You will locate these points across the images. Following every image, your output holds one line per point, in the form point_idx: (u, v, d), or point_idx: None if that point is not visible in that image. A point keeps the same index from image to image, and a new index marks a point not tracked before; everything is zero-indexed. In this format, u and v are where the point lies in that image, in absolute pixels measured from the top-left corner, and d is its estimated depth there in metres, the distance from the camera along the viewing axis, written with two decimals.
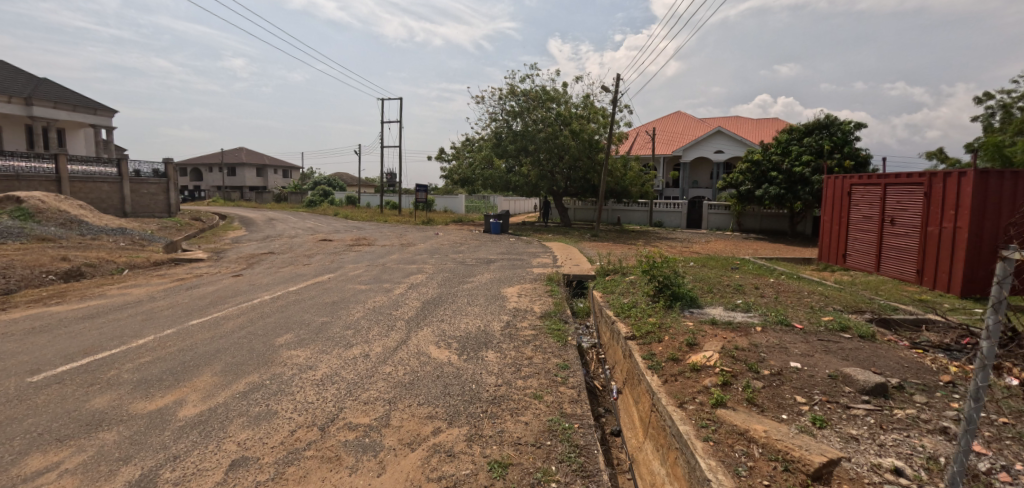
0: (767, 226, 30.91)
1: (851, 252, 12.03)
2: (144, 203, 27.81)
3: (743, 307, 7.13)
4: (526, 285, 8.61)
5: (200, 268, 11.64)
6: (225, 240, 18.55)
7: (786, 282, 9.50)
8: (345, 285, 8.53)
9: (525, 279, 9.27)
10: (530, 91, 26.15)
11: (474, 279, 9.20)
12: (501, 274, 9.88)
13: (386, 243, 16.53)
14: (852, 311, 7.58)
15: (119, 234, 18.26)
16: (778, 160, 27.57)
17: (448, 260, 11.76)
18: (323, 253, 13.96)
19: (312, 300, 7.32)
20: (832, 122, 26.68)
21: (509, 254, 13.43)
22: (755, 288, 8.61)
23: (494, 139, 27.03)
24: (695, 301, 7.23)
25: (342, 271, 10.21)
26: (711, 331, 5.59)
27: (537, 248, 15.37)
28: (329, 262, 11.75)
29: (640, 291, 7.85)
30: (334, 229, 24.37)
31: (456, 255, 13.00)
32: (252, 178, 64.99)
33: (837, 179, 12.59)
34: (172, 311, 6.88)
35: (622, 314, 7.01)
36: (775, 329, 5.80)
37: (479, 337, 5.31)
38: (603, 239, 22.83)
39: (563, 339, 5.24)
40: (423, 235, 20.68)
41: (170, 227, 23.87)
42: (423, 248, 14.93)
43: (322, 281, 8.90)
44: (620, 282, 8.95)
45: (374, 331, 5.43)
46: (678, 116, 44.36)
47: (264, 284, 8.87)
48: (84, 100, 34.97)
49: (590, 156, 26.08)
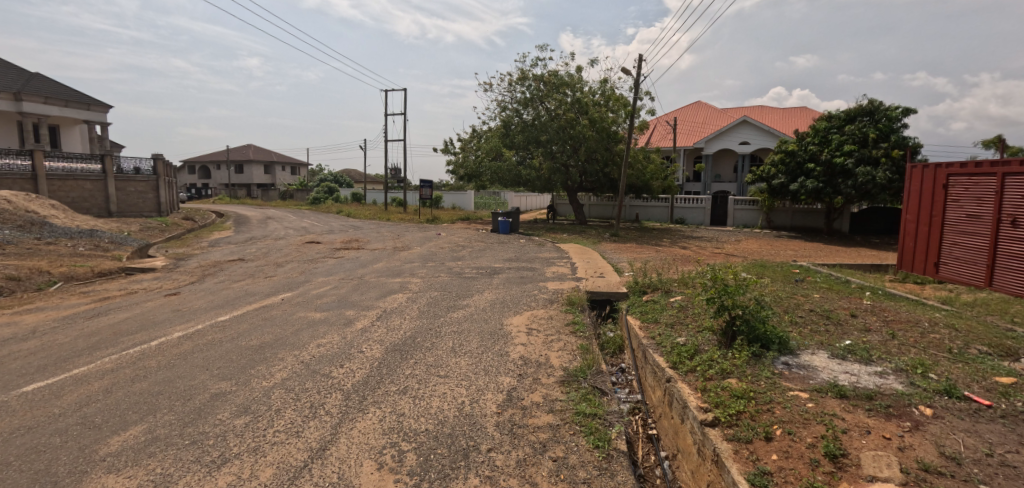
0: (799, 222, 28.30)
1: (946, 260, 9.60)
2: (131, 202, 26.07)
3: (860, 357, 4.87)
4: (538, 310, 6.35)
5: (142, 282, 9.54)
6: (202, 244, 16.58)
7: (886, 304, 7.12)
8: (296, 312, 6.35)
9: (537, 299, 7.01)
10: (543, 76, 23.85)
11: (471, 298, 6.98)
12: (507, 290, 7.65)
13: (377, 247, 14.40)
14: (1012, 358, 5.20)
15: (85, 237, 16.44)
16: (817, 150, 24.76)
17: (444, 271, 9.57)
18: (301, 259, 11.85)
19: (235, 340, 5.14)
20: (878, 107, 23.93)
21: (518, 261, 11.18)
22: (852, 318, 6.29)
23: (503, 129, 24.80)
24: (785, 346, 4.97)
25: (306, 288, 8.02)
26: (853, 420, 3.34)
27: (553, 252, 13.09)
28: (300, 274, 9.61)
29: (697, 325, 5.63)
30: (329, 229, 22.24)
31: (455, 262, 10.78)
32: (260, 175, 63.51)
33: (925, 168, 10.14)
34: (27, 361, 4.78)
35: (682, 363, 4.74)
36: (952, 414, 3.51)
37: (455, 433, 3.09)
38: (625, 239, 20.44)
39: (604, 442, 3.00)
40: (423, 235, 18.51)
41: (153, 228, 22.02)
42: (420, 252, 12.72)
43: (271, 305, 6.74)
44: (665, 307, 6.69)
45: (281, 420, 3.23)
46: (697, 107, 41.64)
47: (194, 310, 6.71)
48: (76, 95, 33.39)
49: (608, 147, 23.73)
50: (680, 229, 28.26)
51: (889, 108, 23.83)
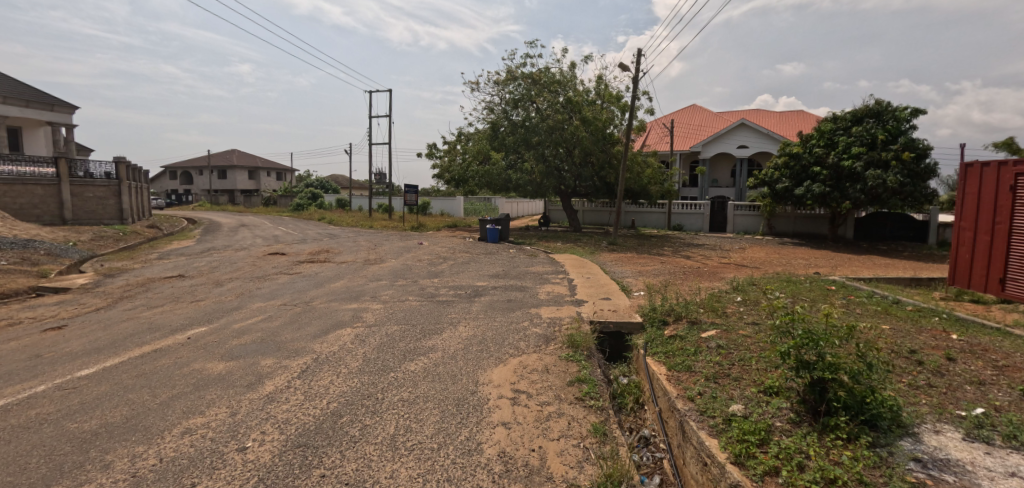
0: (802, 229, 26.85)
1: (1013, 275, 8.07)
2: (89, 208, 23.99)
3: (1016, 441, 3.19)
4: (527, 355, 4.61)
5: (38, 308, 7.69)
6: (150, 256, 14.67)
7: (982, 339, 5.45)
8: (192, 362, 4.57)
9: (526, 338, 5.26)
10: (533, 74, 22.27)
11: (439, 336, 5.21)
12: (489, 322, 5.92)
13: (346, 259, 12.62)
14: None
15: (17, 247, 14.37)
16: (823, 153, 23.34)
17: (413, 293, 7.80)
18: (250, 275, 10.00)
19: (62, 422, 3.38)
20: (885, 107, 22.57)
21: (505, 278, 9.46)
22: (953, 366, 4.62)
23: (491, 130, 23.20)
24: (897, 422, 3.32)
25: (230, 319, 6.24)
26: None
27: (546, 266, 11.40)
28: (236, 296, 7.80)
29: (758, 383, 3.97)
30: (301, 238, 20.37)
31: (431, 280, 9.03)
32: (244, 181, 61.13)
33: (986, 166, 8.61)
34: None
35: (752, 458, 3.04)
36: None
37: None
38: (623, 247, 18.80)
39: None
40: (402, 244, 16.73)
41: (107, 237, 19.96)
42: (392, 267, 10.95)
43: (167, 350, 4.98)
44: (697, 350, 4.98)
45: None
46: (693, 109, 40.30)
47: (58, 357, 4.91)
48: (39, 95, 31.06)
49: (605, 149, 22.11)
50: (679, 236, 26.71)
51: (897, 109, 22.46)
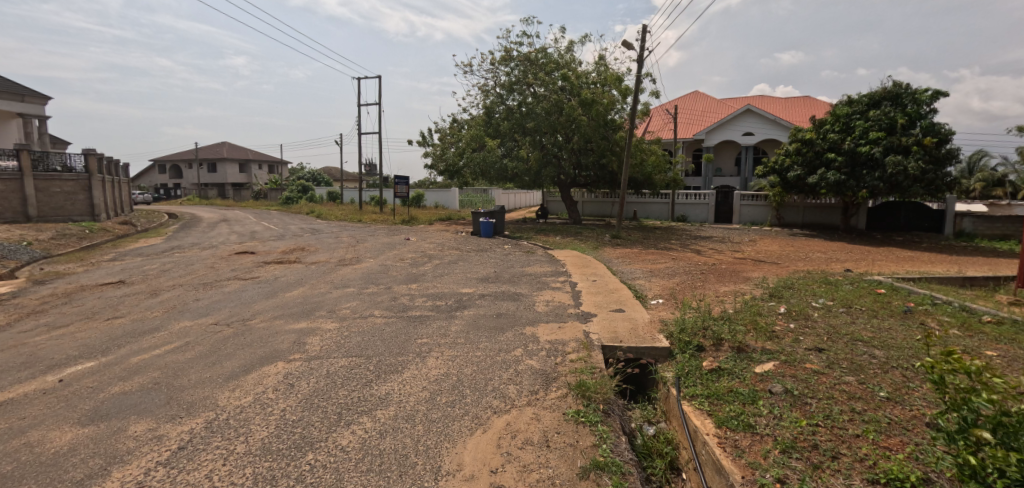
0: (811, 219, 25.47)
1: None
2: (56, 204, 22.33)
3: None
4: (518, 414, 3.20)
5: None
6: (105, 257, 13.15)
7: None
8: (32, 428, 3.16)
9: (519, 377, 3.84)
10: (530, 56, 20.68)
11: (399, 377, 3.81)
12: (469, 350, 4.48)
13: (319, 259, 11.19)
14: None
15: None
16: (838, 139, 21.76)
17: (382, 305, 6.37)
18: (199, 281, 8.53)
19: None
20: (904, 89, 20.98)
21: (496, 282, 8.03)
22: None
23: (485, 116, 21.65)
24: None
25: (136, 347, 4.81)
26: None
27: (544, 265, 9.99)
28: (164, 312, 6.36)
29: (871, 467, 2.61)
30: (281, 233, 18.89)
31: (407, 286, 7.59)
32: (235, 174, 59.24)
33: None
34: None
35: None
36: None
37: None
38: (628, 241, 17.46)
39: None
40: (388, 241, 15.29)
41: (70, 236, 18.35)
42: (368, 269, 9.50)
43: (15, 403, 3.56)
44: (754, 396, 3.57)
45: None
46: (696, 95, 38.66)
47: None
48: (6, 84, 28.88)
49: (606, 136, 20.50)
50: (683, 228, 25.24)
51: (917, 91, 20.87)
